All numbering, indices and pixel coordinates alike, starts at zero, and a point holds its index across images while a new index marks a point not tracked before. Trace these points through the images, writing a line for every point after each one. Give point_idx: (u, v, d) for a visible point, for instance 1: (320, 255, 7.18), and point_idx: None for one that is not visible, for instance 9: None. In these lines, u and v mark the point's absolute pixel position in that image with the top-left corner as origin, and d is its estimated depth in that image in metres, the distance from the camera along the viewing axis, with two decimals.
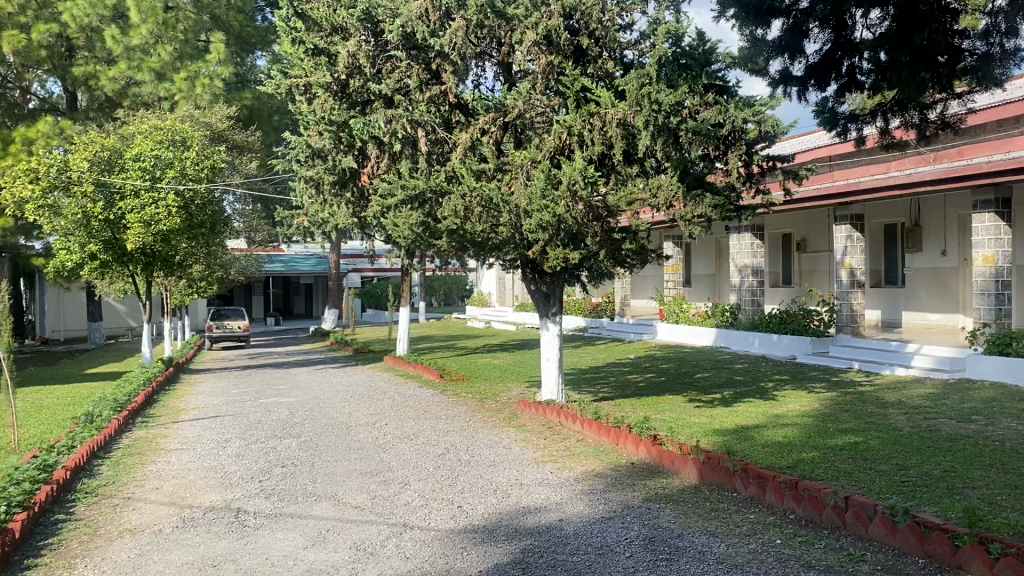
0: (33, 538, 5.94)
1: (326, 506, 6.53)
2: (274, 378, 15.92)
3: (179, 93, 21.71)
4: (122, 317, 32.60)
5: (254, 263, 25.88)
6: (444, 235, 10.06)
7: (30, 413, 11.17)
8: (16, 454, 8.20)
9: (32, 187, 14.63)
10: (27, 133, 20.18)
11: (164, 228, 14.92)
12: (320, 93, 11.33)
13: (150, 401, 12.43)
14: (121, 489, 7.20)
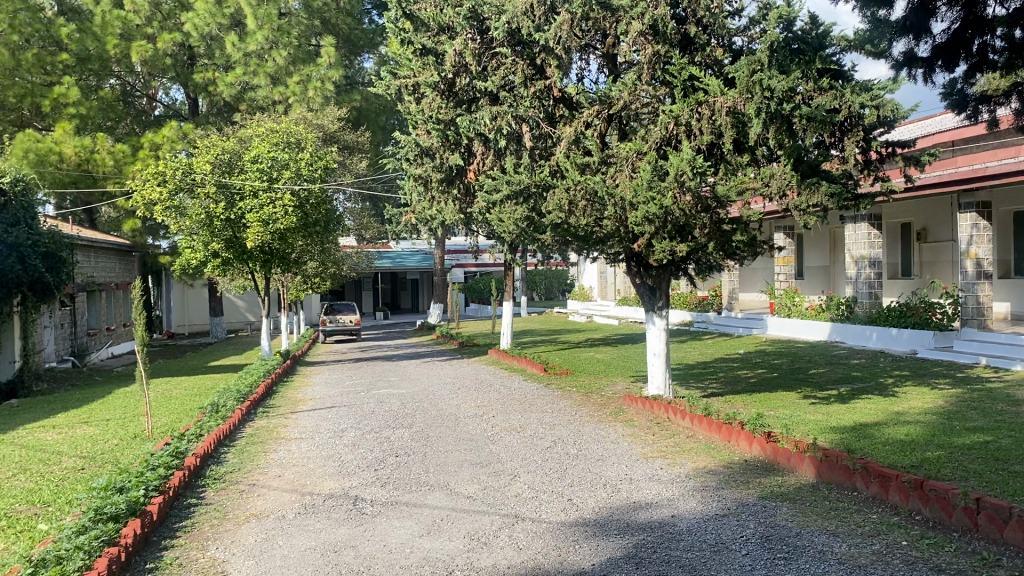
0: (169, 520, 6.32)
1: (439, 495, 6.66)
2: (384, 371, 16.35)
3: (293, 96, 22.68)
4: (241, 312, 34.12)
5: (365, 260, 26.61)
6: (548, 229, 10.11)
7: (161, 403, 11.84)
8: (151, 442, 8.72)
9: (159, 189, 15.57)
10: (154, 138, 21.35)
11: (281, 227, 15.51)
12: (427, 93, 11.60)
13: (269, 392, 12.99)
14: (246, 476, 7.56)
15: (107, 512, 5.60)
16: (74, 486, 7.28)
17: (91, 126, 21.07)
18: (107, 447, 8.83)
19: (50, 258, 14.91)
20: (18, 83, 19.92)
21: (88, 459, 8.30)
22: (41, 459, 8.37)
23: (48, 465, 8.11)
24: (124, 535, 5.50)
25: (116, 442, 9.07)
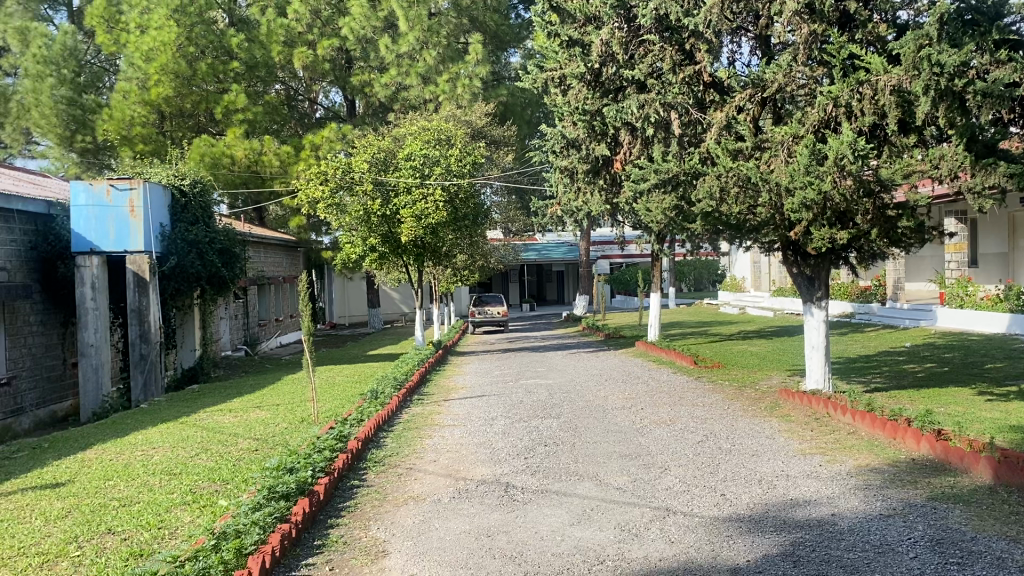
0: (335, 500, 6.70)
1: (588, 485, 6.70)
2: (532, 361, 16.55)
3: (443, 94, 23.39)
4: (396, 304, 35.49)
5: (511, 252, 27.05)
6: (698, 218, 9.93)
7: (325, 389, 12.54)
8: (316, 426, 9.26)
9: (323, 187, 16.42)
10: (315, 139, 22.49)
11: (433, 221, 15.96)
12: (574, 84, 11.65)
13: (424, 380, 13.48)
14: (404, 459, 7.89)
15: (279, 490, 6.01)
16: (249, 465, 7.84)
17: (259, 130, 22.49)
18: (276, 430, 9.44)
19: (226, 253, 16.06)
20: (195, 92, 21.46)
21: (261, 441, 8.91)
22: (220, 440, 9.05)
23: (226, 446, 8.77)
24: (294, 513, 5.87)
25: (285, 425, 9.69)
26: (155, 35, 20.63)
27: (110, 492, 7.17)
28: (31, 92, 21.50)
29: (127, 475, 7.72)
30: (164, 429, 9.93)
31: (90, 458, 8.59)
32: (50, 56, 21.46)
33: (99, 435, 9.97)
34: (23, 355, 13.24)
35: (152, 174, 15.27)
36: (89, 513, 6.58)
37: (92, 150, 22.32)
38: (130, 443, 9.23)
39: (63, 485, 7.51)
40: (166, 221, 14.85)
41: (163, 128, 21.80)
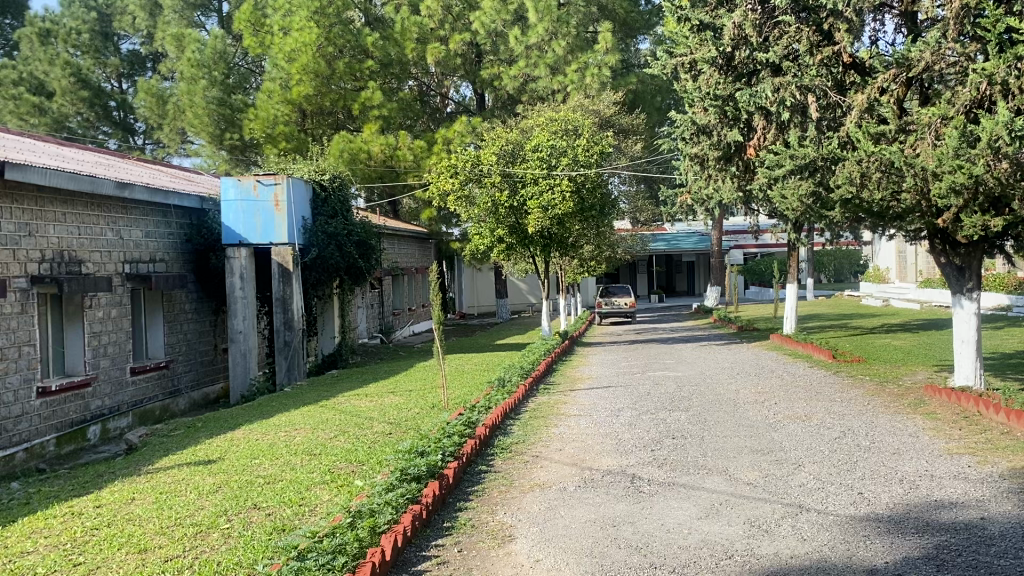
0: (464, 484, 6.87)
1: (718, 479, 6.57)
2: (661, 353, 16.33)
3: (572, 84, 23.37)
4: (523, 294, 35.81)
5: (640, 243, 26.72)
6: (838, 204, 9.58)
7: (455, 377, 12.84)
8: (447, 412, 9.50)
9: (452, 180, 16.82)
10: (446, 133, 22.73)
11: (560, 212, 15.97)
12: (705, 69, 11.44)
13: (550, 369, 13.55)
14: (531, 447, 7.99)
15: (411, 473, 6.22)
16: (383, 448, 8.15)
17: (393, 125, 23.00)
18: (409, 415, 9.75)
19: (362, 245, 16.68)
20: (333, 90, 22.36)
21: (394, 425, 9.23)
22: (356, 423, 9.44)
23: (362, 429, 9.14)
24: (425, 495, 6.06)
25: (417, 410, 10.00)
26: (296, 36, 21.60)
27: (256, 469, 7.62)
28: (185, 94, 22.97)
29: (272, 454, 8.18)
30: (306, 412, 10.45)
31: (239, 437, 9.15)
32: (202, 60, 22.89)
33: (247, 417, 10.61)
34: (179, 340, 14.25)
35: (296, 170, 16.04)
36: (237, 489, 7.02)
37: (240, 148, 23.62)
38: (274, 424, 9.76)
39: (215, 462, 8.05)
40: (308, 214, 15.54)
41: (304, 125, 22.81)
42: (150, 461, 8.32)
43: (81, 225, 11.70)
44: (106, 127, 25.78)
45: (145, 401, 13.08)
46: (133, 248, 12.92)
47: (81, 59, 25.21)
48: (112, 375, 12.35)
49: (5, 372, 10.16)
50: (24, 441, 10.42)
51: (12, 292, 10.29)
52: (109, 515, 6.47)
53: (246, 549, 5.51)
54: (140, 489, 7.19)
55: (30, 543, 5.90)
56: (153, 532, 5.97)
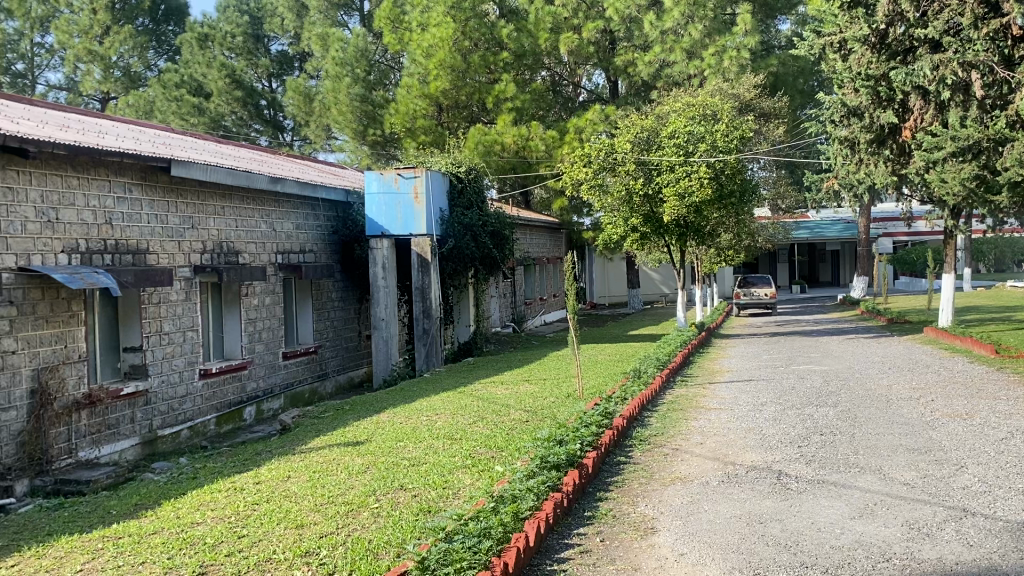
0: (603, 475, 6.87)
1: (871, 479, 6.28)
2: (804, 346, 15.72)
3: (709, 68, 22.80)
4: (657, 284, 35.33)
5: (781, 231, 25.78)
6: (1005, 187, 9.99)
7: (590, 367, 12.83)
8: (583, 402, 9.52)
9: (586, 169, 16.69)
10: (578, 122, 22.60)
11: (697, 199, 15.64)
12: (856, 48, 11.06)
13: (687, 361, 13.31)
14: (670, 440, 7.88)
15: (551, 461, 6.27)
16: (522, 436, 8.25)
17: (526, 116, 23.11)
18: (545, 404, 9.82)
19: (496, 236, 16.89)
20: (469, 83, 22.71)
21: (531, 413, 9.33)
22: (495, 410, 9.60)
23: (500, 415, 9.29)
24: (566, 483, 6.09)
25: (554, 399, 10.07)
26: (434, 32, 22.10)
27: (401, 452, 7.90)
28: (330, 92, 23.94)
29: (416, 438, 8.45)
30: (446, 397, 10.72)
31: (384, 421, 9.50)
32: (345, 58, 23.79)
33: (390, 401, 10.99)
34: (326, 327, 14.92)
35: (433, 162, 16.37)
36: (384, 470, 7.29)
37: (381, 143, 24.42)
38: (417, 409, 10.07)
39: (363, 443, 8.39)
40: (445, 206, 15.87)
41: (440, 119, 23.30)
42: (303, 441, 8.76)
43: (238, 217, 12.42)
44: (258, 126, 27.15)
45: (295, 384, 13.79)
46: (284, 240, 13.63)
47: (235, 61, 26.65)
48: (266, 359, 13.09)
49: (172, 356, 10.95)
50: (189, 420, 11.22)
51: (178, 280, 11.06)
52: (268, 491, 6.86)
53: (395, 529, 5.71)
54: (295, 467, 7.59)
55: (200, 514, 6.34)
56: (309, 509, 6.29)
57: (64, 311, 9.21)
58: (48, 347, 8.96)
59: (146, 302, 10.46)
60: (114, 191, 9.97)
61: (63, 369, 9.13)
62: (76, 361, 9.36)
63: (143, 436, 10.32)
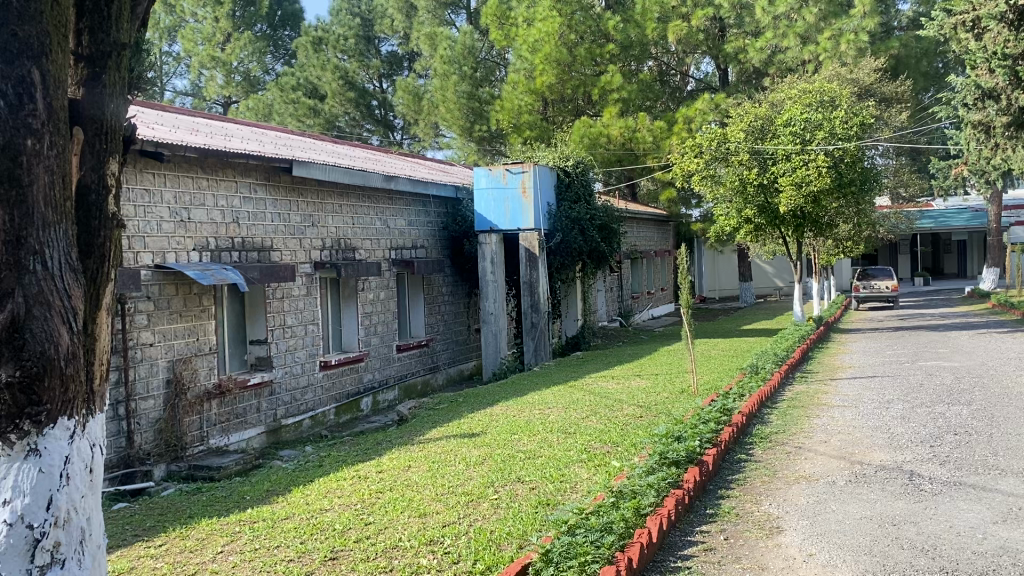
0: (723, 472, 6.74)
1: (1013, 482, 5.94)
2: (931, 341, 15.00)
3: (825, 53, 22.00)
4: (769, 277, 34.40)
5: (904, 220, 24.60)
6: None
7: (703, 362, 12.61)
8: (699, 398, 9.36)
9: (696, 161, 16.43)
10: (687, 112, 22.17)
11: (815, 188, 15.18)
12: (993, 27, 11.43)
13: (805, 356, 12.91)
14: (792, 438, 7.67)
15: (670, 457, 6.21)
16: (637, 431, 8.19)
17: (633, 108, 22.78)
18: (659, 399, 9.72)
19: (605, 229, 16.80)
20: (575, 77, 22.64)
21: (645, 408, 9.25)
22: (608, 404, 9.57)
23: (614, 410, 9.26)
24: (686, 480, 6.02)
25: (668, 394, 9.96)
26: (541, 27, 22.16)
27: (517, 444, 7.99)
28: (439, 90, 24.37)
29: (530, 431, 8.51)
30: (558, 391, 10.76)
31: (498, 413, 9.62)
32: (453, 57, 24.12)
33: (503, 394, 11.12)
34: (437, 321, 15.22)
35: (541, 157, 16.37)
36: (501, 462, 7.39)
37: (487, 139, 24.74)
38: (530, 402, 10.16)
39: (478, 435, 8.52)
40: (553, 200, 15.89)
41: (547, 113, 23.35)
42: (421, 432, 8.96)
43: (354, 215, 12.81)
44: (370, 126, 28.01)
45: (408, 376, 14.12)
46: (397, 236, 13.98)
47: (348, 63, 27.48)
48: (381, 351, 13.46)
49: (294, 348, 11.39)
50: (310, 409, 11.66)
51: (300, 276, 11.51)
52: (390, 480, 7.07)
53: (516, 520, 5.78)
54: (415, 458, 7.78)
55: (328, 501, 6.59)
56: (431, 498, 6.44)
57: (196, 306, 9.72)
58: (183, 340, 9.49)
59: (270, 297, 10.91)
60: (240, 191, 10.43)
61: (196, 361, 9.65)
62: (207, 353, 9.87)
63: (268, 425, 10.80)
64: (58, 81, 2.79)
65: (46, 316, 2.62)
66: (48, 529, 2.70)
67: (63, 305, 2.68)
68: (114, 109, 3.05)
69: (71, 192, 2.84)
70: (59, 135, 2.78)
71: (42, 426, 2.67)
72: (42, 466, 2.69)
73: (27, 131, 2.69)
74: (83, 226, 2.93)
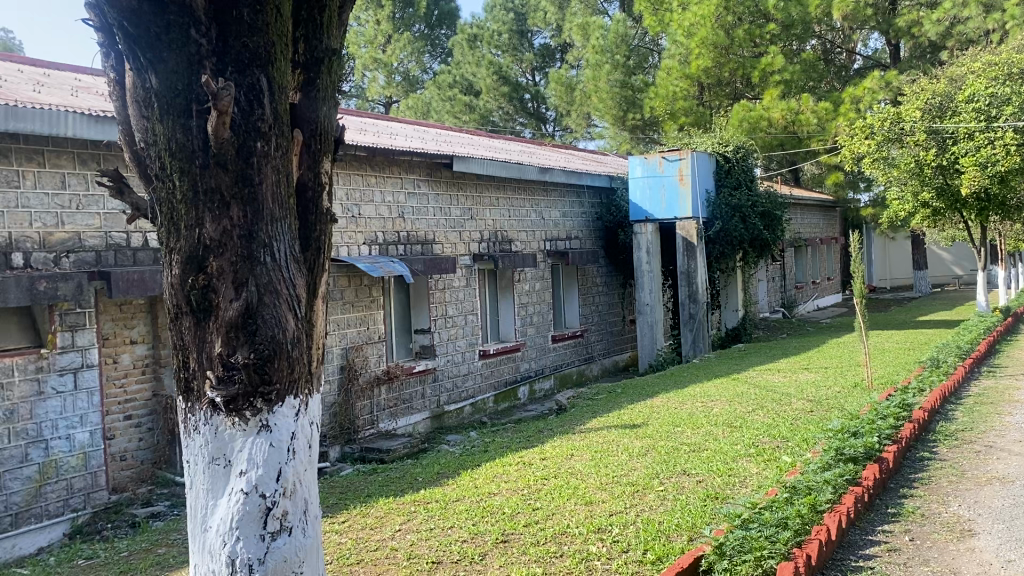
0: (905, 470, 6.41)
1: None
2: None
3: (1012, 20, 20.20)
4: (947, 265, 32.15)
5: None
6: None
7: (876, 355, 11.98)
8: (875, 393, 8.90)
9: (868, 142, 15.73)
10: (855, 91, 20.80)
11: (1002, 169, 14.00)
12: None
13: (991, 350, 12.00)
14: (981, 436, 7.16)
15: (847, 453, 5.94)
16: (808, 426, 7.90)
17: (795, 90, 21.82)
18: (830, 394, 9.32)
19: (767, 216, 16.21)
20: (732, 59, 21.92)
21: (815, 402, 8.90)
22: (775, 398, 9.26)
23: (781, 404, 8.97)
24: (865, 477, 5.76)
25: (839, 388, 9.54)
26: (696, 10, 21.60)
27: (680, 436, 7.90)
28: (591, 80, 24.31)
29: (693, 423, 8.39)
30: (721, 384, 10.54)
31: (659, 405, 9.53)
32: (605, 46, 23.92)
33: (664, 385, 11.02)
34: (593, 312, 15.24)
35: (699, 143, 15.98)
36: (665, 454, 7.32)
37: (641, 127, 24.57)
38: (691, 394, 10.00)
39: (640, 426, 8.48)
40: (712, 187, 15.51)
41: (702, 99, 22.88)
42: (582, 421, 9.03)
43: (511, 207, 13.03)
44: (523, 119, 28.61)
45: (564, 366, 14.25)
46: (552, 228, 14.12)
47: (502, 58, 27.99)
48: (538, 341, 13.65)
49: (455, 337, 11.75)
50: (472, 397, 11.99)
51: (460, 268, 11.85)
52: (554, 467, 7.17)
53: (684, 512, 5.73)
54: (577, 446, 7.84)
55: (495, 485, 6.77)
56: (596, 487, 6.48)
57: (366, 297, 10.22)
58: (355, 329, 10.00)
59: (433, 288, 11.29)
60: (406, 187, 10.84)
61: (366, 349, 10.16)
62: (377, 341, 10.36)
63: (432, 411, 11.21)
64: (281, 87, 3.04)
65: (275, 304, 2.89)
66: (278, 499, 2.94)
67: (289, 293, 2.94)
68: (326, 112, 3.28)
69: (293, 189, 3.09)
70: (283, 137, 3.04)
71: (272, 404, 2.91)
72: (273, 440, 2.93)
73: (257, 134, 2.95)
74: (301, 221, 3.18)
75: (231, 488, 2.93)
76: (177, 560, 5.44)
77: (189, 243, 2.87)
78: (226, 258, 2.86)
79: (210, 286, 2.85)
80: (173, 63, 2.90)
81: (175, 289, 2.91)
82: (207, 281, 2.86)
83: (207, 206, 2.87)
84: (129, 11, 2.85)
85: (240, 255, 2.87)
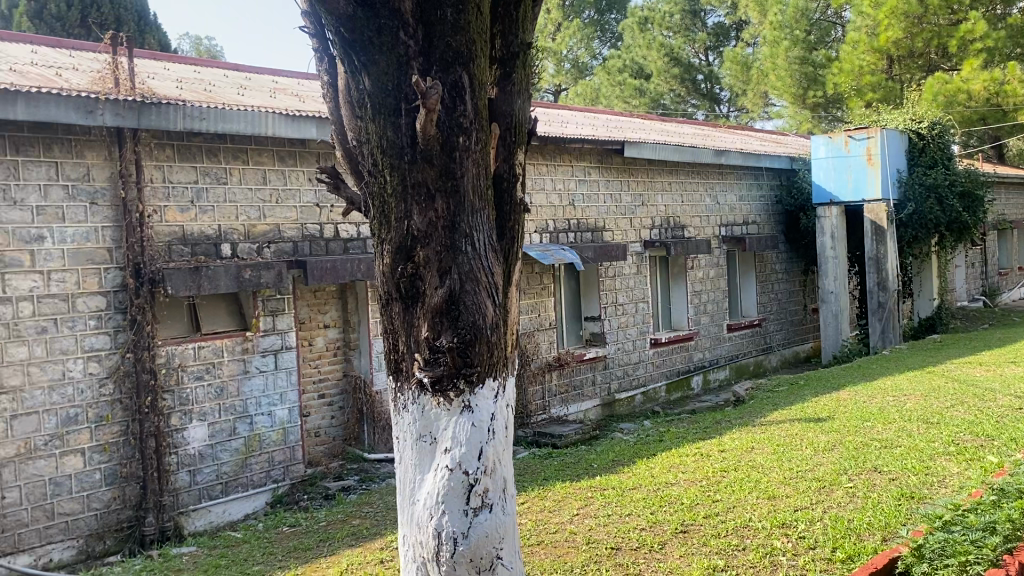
0: None
1: None
2: None
3: None
4: None
5: None
6: None
7: None
8: None
9: None
10: None
11: None
12: None
13: None
14: None
15: None
16: (1016, 424, 7.27)
17: (1000, 58, 19.95)
18: None
19: (966, 197, 14.96)
20: (926, 28, 20.33)
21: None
22: (977, 394, 8.58)
23: (985, 400, 8.29)
24: None
25: None
26: None
27: (870, 432, 7.49)
28: (769, 57, 23.42)
29: (884, 418, 7.92)
30: (913, 377, 9.87)
31: (845, 398, 9.07)
32: (784, 22, 22.98)
33: (848, 378, 10.48)
34: (771, 300, 14.71)
35: (889, 119, 14.97)
36: (853, 449, 6.97)
37: (822, 105, 23.40)
38: (881, 387, 9.45)
39: (826, 420, 8.12)
40: (904, 166, 14.52)
41: (892, 72, 21.44)
42: (761, 414, 8.77)
43: (683, 192, 12.79)
44: (695, 100, 28.05)
45: (739, 356, 13.86)
46: (728, 212, 13.74)
47: (673, 39, 27.47)
48: (712, 331, 13.34)
49: (626, 325, 11.70)
50: (643, 385, 11.92)
51: (631, 255, 11.80)
52: (734, 459, 7.02)
53: (876, 510, 5.46)
54: (758, 439, 7.62)
55: (672, 475, 6.71)
56: (779, 481, 6.28)
57: (538, 284, 10.40)
58: (526, 316, 10.21)
59: (603, 276, 11.28)
60: (576, 174, 10.90)
61: (538, 335, 10.34)
62: (548, 328, 10.53)
63: (604, 398, 11.26)
64: (480, 82, 3.15)
65: (476, 291, 3.02)
66: (479, 476, 3.08)
67: (488, 281, 3.06)
68: (520, 105, 3.37)
69: (491, 181, 3.22)
70: (482, 131, 3.16)
71: (474, 386, 3.05)
72: (474, 420, 3.06)
73: (459, 129, 3.08)
74: (497, 210, 3.29)
75: (436, 464, 3.09)
76: (370, 531, 5.80)
77: (398, 234, 3.07)
78: (432, 248, 3.03)
79: (417, 274, 3.04)
80: (383, 65, 3.08)
81: (386, 278, 3.12)
82: (414, 270, 3.05)
83: (414, 198, 3.05)
84: (345, 17, 3.06)
85: (444, 244, 3.03)
